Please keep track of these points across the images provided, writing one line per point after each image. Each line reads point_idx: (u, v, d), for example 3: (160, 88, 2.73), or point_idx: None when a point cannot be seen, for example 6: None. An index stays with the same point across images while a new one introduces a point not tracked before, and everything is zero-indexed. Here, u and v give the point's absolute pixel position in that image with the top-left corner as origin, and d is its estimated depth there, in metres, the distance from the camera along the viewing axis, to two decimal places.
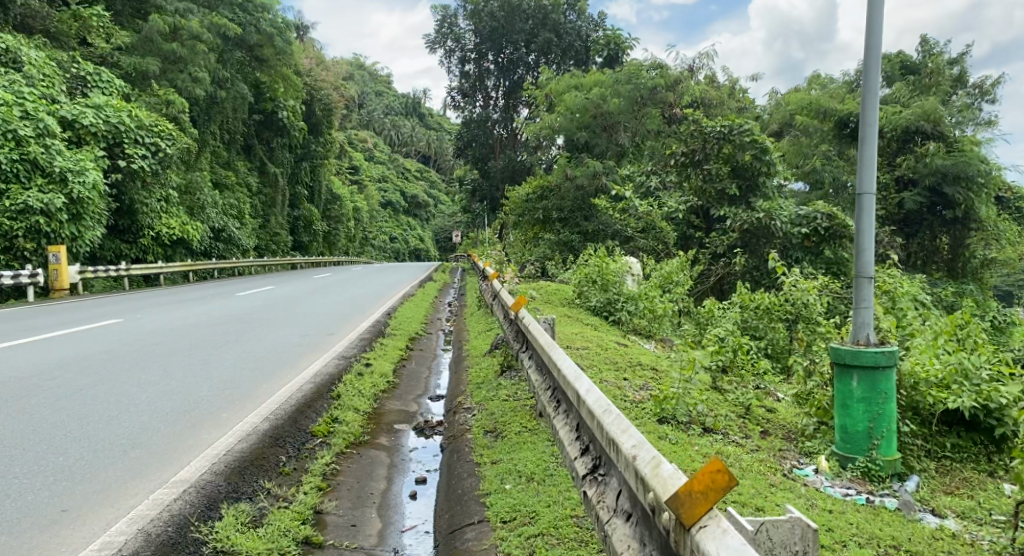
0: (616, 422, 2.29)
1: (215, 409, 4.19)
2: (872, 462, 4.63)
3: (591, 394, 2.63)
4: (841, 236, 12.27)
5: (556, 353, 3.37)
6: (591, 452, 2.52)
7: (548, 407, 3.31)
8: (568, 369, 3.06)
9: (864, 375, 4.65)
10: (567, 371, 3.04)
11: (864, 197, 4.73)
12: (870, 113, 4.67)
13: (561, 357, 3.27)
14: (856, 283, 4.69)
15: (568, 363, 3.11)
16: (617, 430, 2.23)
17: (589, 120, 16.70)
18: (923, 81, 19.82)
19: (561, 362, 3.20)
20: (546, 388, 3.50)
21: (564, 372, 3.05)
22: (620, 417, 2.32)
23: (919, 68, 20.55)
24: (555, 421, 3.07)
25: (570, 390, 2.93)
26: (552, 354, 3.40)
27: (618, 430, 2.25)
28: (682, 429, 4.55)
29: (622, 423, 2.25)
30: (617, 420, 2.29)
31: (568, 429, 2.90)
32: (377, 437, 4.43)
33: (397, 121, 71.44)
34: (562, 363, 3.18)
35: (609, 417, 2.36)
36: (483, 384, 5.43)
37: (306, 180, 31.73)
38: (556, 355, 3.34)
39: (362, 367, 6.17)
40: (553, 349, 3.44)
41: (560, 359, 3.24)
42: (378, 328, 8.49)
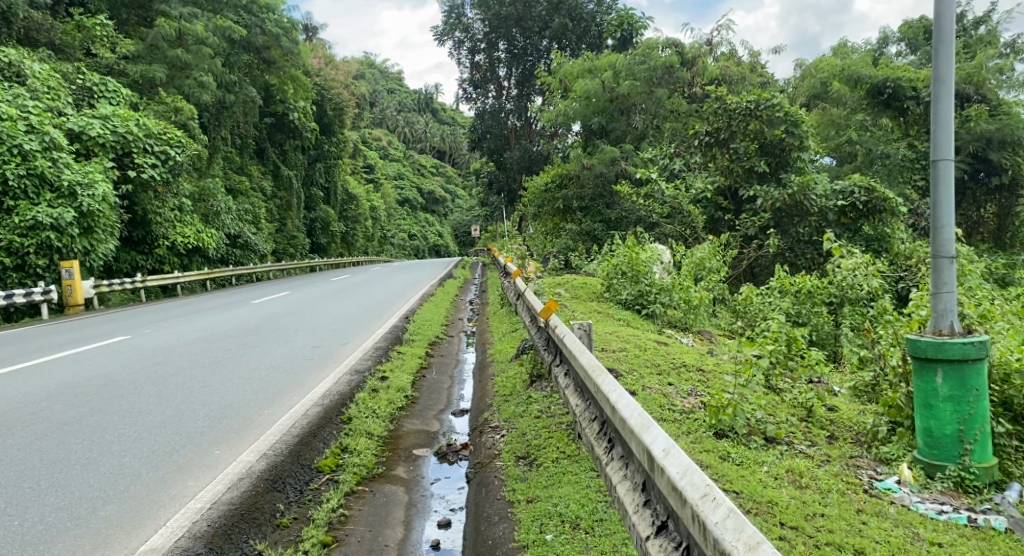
0: (731, 526, 1.66)
1: (207, 447, 3.74)
2: (966, 470, 3.98)
3: (673, 461, 2.01)
4: (883, 210, 11.50)
5: (608, 383, 2.75)
6: (680, 545, 1.90)
7: (597, 448, 2.71)
8: (628, 411, 2.43)
9: (951, 371, 4.00)
10: (628, 413, 2.43)
11: (941, 164, 4.09)
12: (944, 69, 4.05)
13: (615, 391, 2.65)
14: (934, 264, 4.08)
15: (628, 402, 2.49)
16: (735, 542, 1.61)
17: (605, 104, 15.94)
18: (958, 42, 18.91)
19: (617, 397, 2.58)
20: (591, 419, 2.92)
21: (626, 414, 2.43)
22: (734, 514, 1.70)
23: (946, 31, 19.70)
24: (611, 472, 2.47)
25: (633, 442, 2.31)
26: (603, 384, 2.78)
27: (736, 539, 1.63)
28: (743, 443, 3.96)
29: (741, 527, 1.63)
30: (731, 523, 1.66)
31: (629, 488, 2.30)
32: (394, 468, 3.91)
33: (410, 118, 70.95)
34: (620, 400, 2.56)
35: (718, 513, 1.72)
36: (511, 396, 4.89)
37: (322, 182, 31.41)
38: (609, 385, 2.72)
39: (378, 382, 5.67)
40: (604, 376, 2.83)
41: (615, 393, 2.62)
42: (396, 334, 8.01)
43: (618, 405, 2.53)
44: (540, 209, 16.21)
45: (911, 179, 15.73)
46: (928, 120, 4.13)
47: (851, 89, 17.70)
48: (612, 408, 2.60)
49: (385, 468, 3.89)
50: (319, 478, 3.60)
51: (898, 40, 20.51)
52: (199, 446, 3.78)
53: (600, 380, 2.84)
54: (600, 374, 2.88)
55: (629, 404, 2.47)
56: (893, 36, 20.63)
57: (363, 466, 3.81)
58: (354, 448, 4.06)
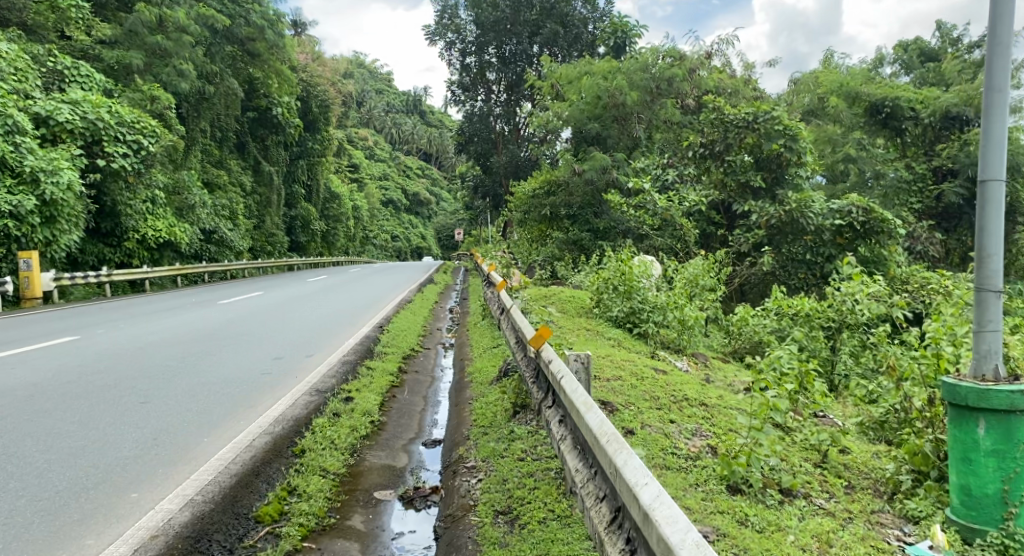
0: None
1: (133, 503, 3.19)
2: (1010, 538, 3.44)
3: None
4: (879, 232, 11.06)
5: (633, 468, 2.03)
6: None
7: (610, 547, 2.04)
8: (668, 527, 1.71)
9: (994, 423, 3.47)
10: (668, 530, 1.70)
11: (990, 186, 3.59)
12: (999, 77, 3.56)
13: (646, 483, 1.93)
14: (979, 299, 3.59)
15: (668, 509, 1.76)
16: None
17: (600, 111, 15.34)
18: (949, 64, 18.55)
19: (650, 498, 1.86)
20: (603, 504, 2.22)
21: (669, 538, 1.69)
22: None
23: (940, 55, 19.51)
24: None
25: None
26: (625, 468, 2.05)
27: None
28: (758, 500, 3.44)
29: None
30: None
31: None
32: (349, 517, 3.45)
33: (398, 119, 70.24)
34: (657, 501, 1.83)
35: None
36: (489, 430, 4.35)
37: (304, 179, 30.55)
38: (635, 473, 2.00)
39: (342, 404, 5.14)
40: (627, 455, 2.11)
41: (645, 490, 1.90)
42: (367, 346, 7.39)
43: (652, 510, 1.81)
44: (526, 215, 15.65)
45: (906, 202, 15.47)
46: (978, 135, 3.63)
47: (848, 105, 17.40)
48: (639, 509, 1.89)
49: (339, 517, 3.43)
50: (257, 531, 3.15)
51: (892, 61, 20.21)
52: (104, 492, 3.30)
53: (619, 458, 2.13)
54: (620, 450, 2.16)
55: (672, 513, 1.75)
56: (888, 56, 20.33)
57: (313, 515, 3.36)
58: (304, 490, 3.61)
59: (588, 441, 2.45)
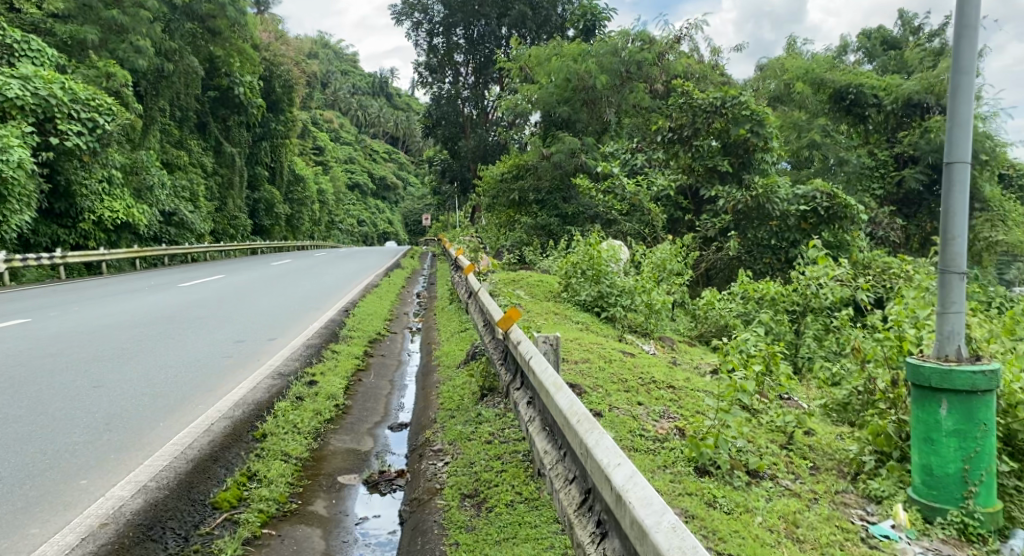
0: None
1: (84, 491, 3.06)
2: (969, 516, 3.50)
3: None
4: (842, 217, 11.18)
5: (604, 449, 1.97)
6: None
7: (580, 530, 1.98)
8: (642, 510, 1.64)
9: (956, 403, 3.51)
10: (642, 514, 1.63)
11: (956, 168, 3.62)
12: (967, 59, 3.58)
13: (619, 465, 1.86)
14: (943, 280, 3.62)
15: (643, 491, 1.70)
16: None
17: (569, 94, 15.19)
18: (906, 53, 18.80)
19: (623, 479, 1.79)
20: (574, 486, 2.15)
21: (643, 522, 1.62)
22: None
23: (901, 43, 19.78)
24: None
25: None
26: (596, 449, 1.98)
27: None
28: (725, 481, 3.43)
29: None
30: None
31: None
32: (311, 503, 3.37)
33: (364, 101, 69.19)
34: (631, 482, 1.76)
35: None
36: (457, 413, 4.29)
37: (267, 161, 29.87)
38: (607, 454, 1.93)
39: (305, 388, 5.02)
40: (599, 435, 2.04)
41: (617, 471, 1.84)
42: (332, 330, 7.24)
43: (625, 492, 1.74)
44: (494, 200, 15.55)
45: (869, 187, 15.80)
46: (945, 117, 3.66)
47: (813, 92, 17.63)
48: (612, 491, 1.82)
49: (301, 502, 3.35)
50: (214, 518, 3.04)
51: (856, 49, 20.43)
52: (52, 480, 3.16)
53: (590, 440, 2.06)
54: (592, 430, 2.10)
55: (646, 494, 1.68)
56: (852, 44, 20.58)
57: (273, 501, 3.27)
58: (264, 476, 3.50)
59: (558, 422, 2.38)
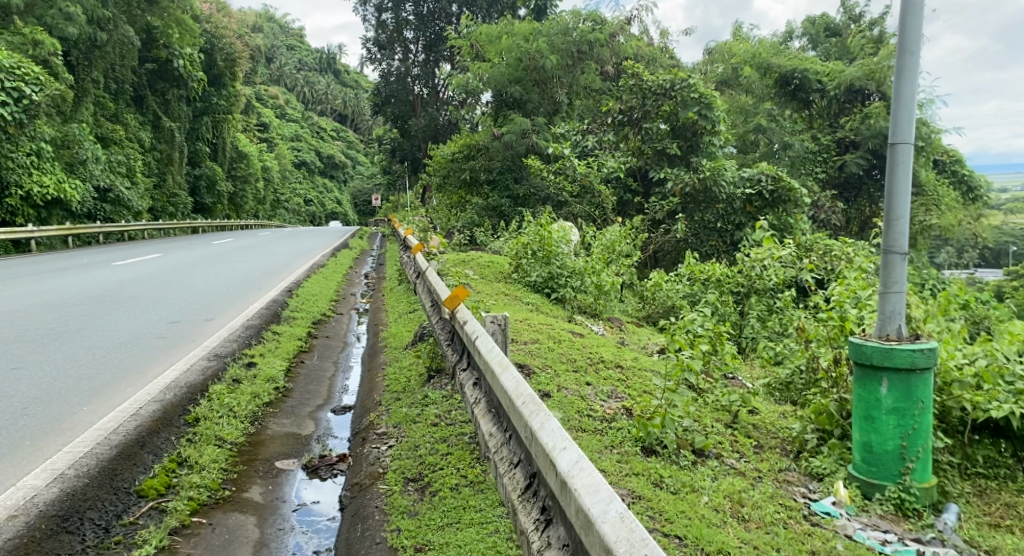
0: None
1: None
2: (905, 491, 3.58)
3: None
4: (786, 201, 11.44)
5: (550, 432, 1.88)
6: None
7: (523, 518, 1.89)
8: (588, 497, 1.56)
9: (896, 381, 3.57)
10: (588, 501, 1.55)
11: (900, 149, 3.66)
12: (912, 40, 3.61)
13: (565, 448, 1.78)
14: (885, 260, 3.67)
15: (589, 476, 1.62)
16: None
17: (521, 73, 14.98)
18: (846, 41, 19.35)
19: (568, 464, 1.71)
20: (519, 470, 2.07)
21: (588, 509, 1.54)
22: None
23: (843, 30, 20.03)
24: None
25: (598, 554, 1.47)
26: (541, 432, 1.90)
27: None
28: (672, 461, 3.41)
29: None
30: None
31: None
32: (247, 489, 3.23)
33: (311, 78, 67.45)
34: (576, 467, 1.68)
35: None
36: (402, 395, 4.17)
37: (209, 136, 28.66)
38: (552, 437, 1.85)
39: (243, 370, 4.81)
40: (544, 417, 1.96)
41: (562, 455, 1.76)
42: (273, 311, 6.98)
43: (570, 477, 1.66)
44: (445, 180, 15.33)
45: (811, 171, 16.20)
46: (889, 97, 3.68)
47: (760, 76, 17.93)
48: (557, 477, 1.74)
49: (235, 489, 3.20)
50: (140, 507, 2.87)
51: (801, 35, 20.81)
52: None
53: (535, 423, 1.97)
54: (537, 412, 2.01)
55: (593, 480, 1.60)
56: (797, 30, 20.97)
57: (206, 488, 3.11)
58: (195, 462, 3.33)
59: (503, 403, 2.29)
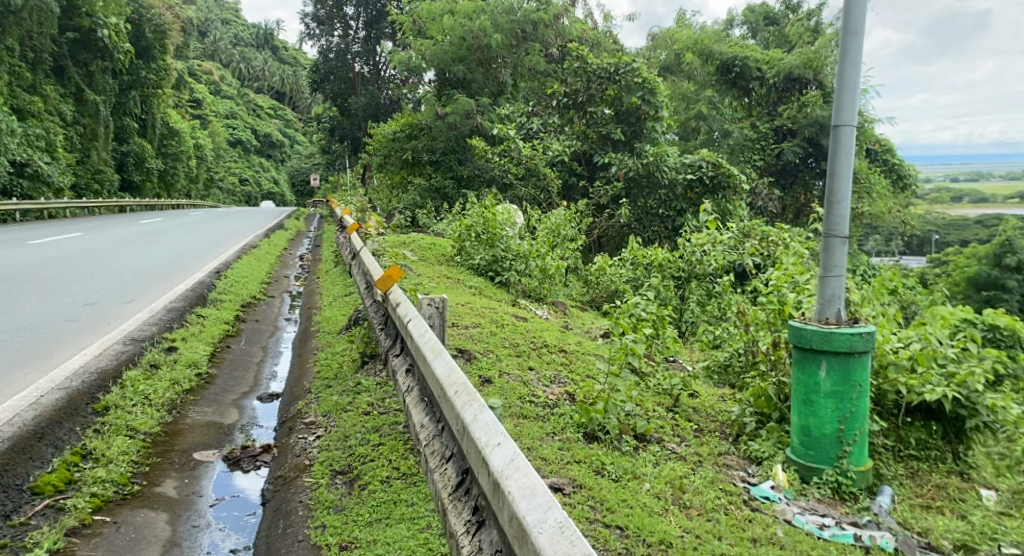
0: None
1: None
2: (842, 475, 3.59)
3: None
4: (726, 187, 11.59)
5: (484, 425, 1.73)
6: None
7: (453, 518, 1.74)
8: (523, 500, 1.42)
9: (834, 365, 3.58)
10: (522, 505, 1.41)
11: (842, 132, 3.64)
12: (856, 21, 3.58)
13: (499, 445, 1.63)
14: (826, 244, 3.65)
15: (525, 477, 1.47)
16: None
17: (464, 53, 14.67)
18: (784, 31, 19.68)
19: (503, 464, 1.56)
20: (450, 465, 1.92)
21: (523, 516, 1.39)
22: None
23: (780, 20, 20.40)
24: None
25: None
26: (473, 425, 1.75)
27: None
28: (614, 447, 3.34)
29: None
30: None
31: None
32: (159, 484, 2.99)
33: (247, 53, 65.03)
34: (510, 467, 1.53)
35: None
36: (335, 382, 3.96)
37: (137, 111, 26.95)
38: (486, 432, 1.70)
39: (162, 355, 4.50)
40: (479, 409, 1.81)
41: (496, 453, 1.61)
42: (199, 293, 6.61)
43: (503, 478, 1.52)
44: (386, 160, 14.96)
45: (750, 158, 16.44)
46: (834, 78, 3.66)
47: (702, 64, 18.13)
48: (490, 477, 1.59)
49: (146, 484, 2.96)
50: (33, 506, 2.60)
51: (740, 23, 21.10)
52: None
53: (467, 416, 1.82)
54: (470, 403, 1.86)
55: (530, 481, 1.46)
56: (737, 19, 21.27)
57: (112, 484, 2.86)
58: (102, 455, 3.06)
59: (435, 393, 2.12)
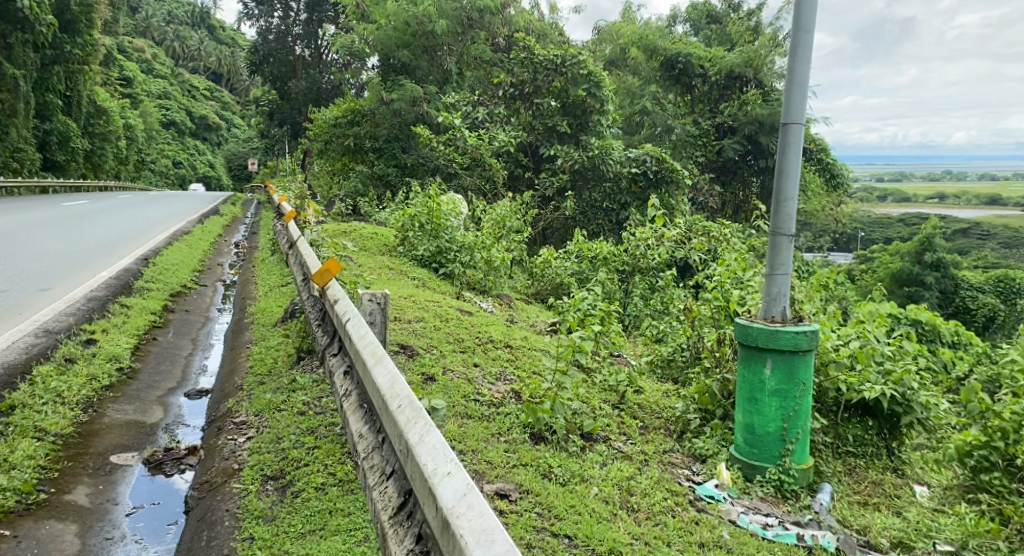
0: None
1: None
2: (785, 473, 3.61)
3: None
4: (669, 182, 11.70)
5: (431, 449, 1.55)
6: None
7: (394, 549, 1.57)
8: (478, 546, 1.23)
9: (779, 363, 3.58)
10: (476, 552, 1.22)
11: (791, 129, 3.63)
12: (808, 17, 3.58)
13: (449, 475, 1.44)
14: (773, 242, 3.64)
15: (480, 519, 1.29)
16: None
17: (409, 39, 14.31)
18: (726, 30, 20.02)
19: (452, 498, 1.37)
20: (393, 488, 1.73)
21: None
22: None
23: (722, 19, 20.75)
24: None
25: None
26: (419, 448, 1.56)
27: None
28: (561, 448, 3.25)
29: None
30: None
31: None
32: (70, 491, 2.73)
33: (181, 31, 62.28)
34: (462, 504, 1.34)
35: None
36: (268, 379, 3.74)
37: (62, 87, 24.83)
38: (434, 458, 1.51)
39: (79, 348, 4.17)
40: (425, 429, 1.62)
41: (445, 484, 1.42)
42: (123, 281, 6.20)
43: (452, 516, 1.33)
44: (327, 146, 14.50)
45: (692, 154, 16.67)
46: (784, 74, 3.65)
47: (647, 59, 18.26)
48: (438, 511, 1.41)
49: (54, 491, 2.70)
50: None
51: (684, 20, 21.32)
52: None
53: (412, 436, 1.63)
54: (415, 422, 1.67)
55: (486, 523, 1.27)
56: (680, 15, 21.49)
57: (14, 493, 2.59)
58: (4, 460, 2.78)
59: (377, 405, 1.94)
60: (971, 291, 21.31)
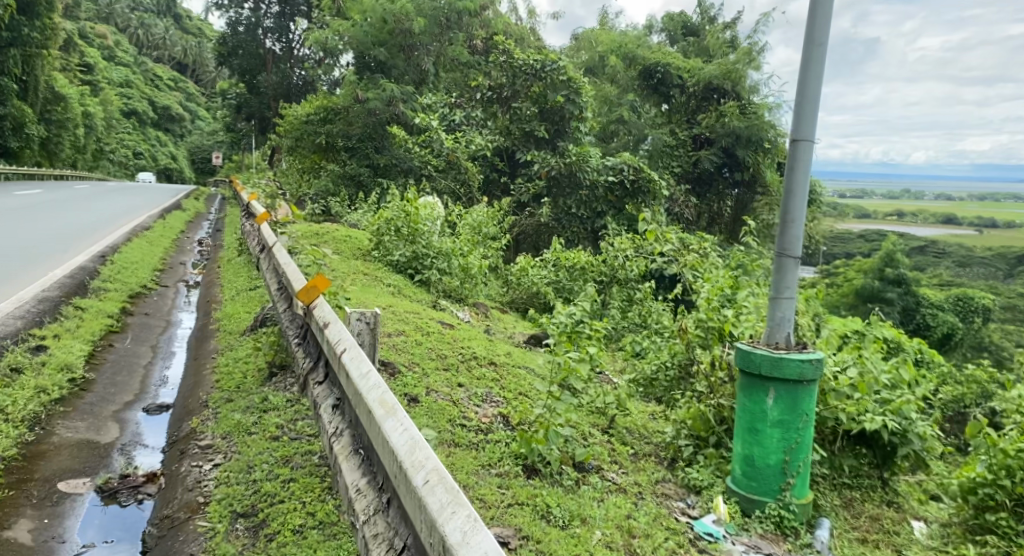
0: None
1: None
2: (785, 508, 3.44)
3: None
4: (646, 192, 11.63)
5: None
6: None
7: None
8: None
9: (782, 392, 3.41)
10: None
11: (800, 146, 3.47)
12: (821, 30, 3.42)
13: None
14: (780, 265, 3.47)
15: None
16: None
17: (385, 36, 13.96)
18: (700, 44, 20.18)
19: None
20: None
21: None
22: None
23: (697, 31, 20.84)
24: None
25: None
26: (462, 554, 1.25)
27: None
28: (554, 481, 3.03)
29: None
30: None
31: None
32: (9, 526, 2.42)
33: (146, 20, 60.60)
34: None
35: None
36: (237, 397, 3.45)
37: (18, 71, 23.74)
38: None
39: (26, 356, 3.81)
40: (469, 525, 1.31)
41: None
42: (78, 280, 5.79)
43: None
44: (296, 143, 14.04)
45: (668, 165, 16.64)
46: (794, 88, 3.48)
47: (625, 68, 18.26)
48: None
49: None
50: None
51: (660, 30, 21.32)
52: None
53: (450, 531, 1.32)
54: (452, 512, 1.36)
55: None
56: (656, 26, 21.55)
57: None
58: None
59: (391, 469, 1.63)
60: (930, 308, 21.70)
